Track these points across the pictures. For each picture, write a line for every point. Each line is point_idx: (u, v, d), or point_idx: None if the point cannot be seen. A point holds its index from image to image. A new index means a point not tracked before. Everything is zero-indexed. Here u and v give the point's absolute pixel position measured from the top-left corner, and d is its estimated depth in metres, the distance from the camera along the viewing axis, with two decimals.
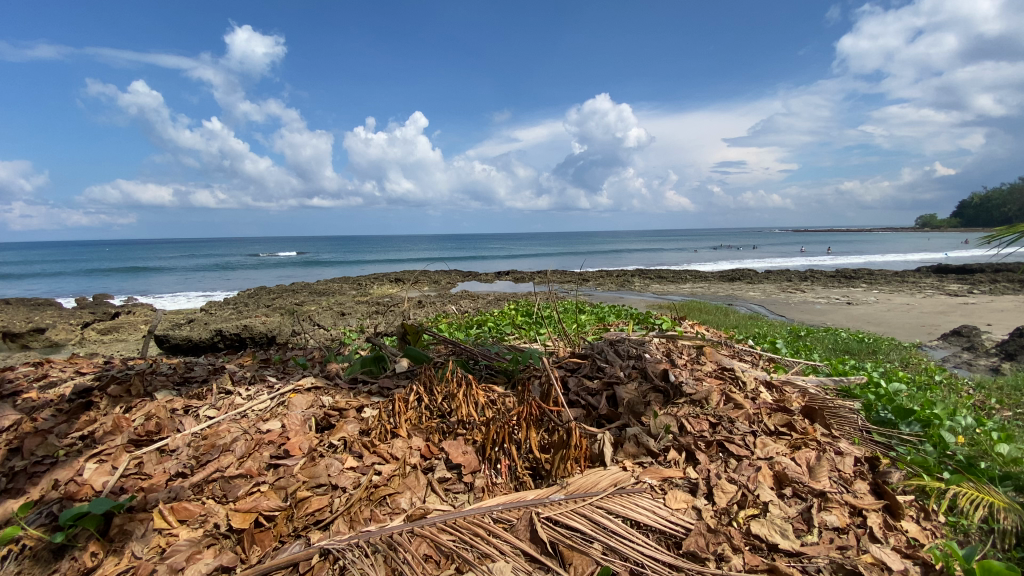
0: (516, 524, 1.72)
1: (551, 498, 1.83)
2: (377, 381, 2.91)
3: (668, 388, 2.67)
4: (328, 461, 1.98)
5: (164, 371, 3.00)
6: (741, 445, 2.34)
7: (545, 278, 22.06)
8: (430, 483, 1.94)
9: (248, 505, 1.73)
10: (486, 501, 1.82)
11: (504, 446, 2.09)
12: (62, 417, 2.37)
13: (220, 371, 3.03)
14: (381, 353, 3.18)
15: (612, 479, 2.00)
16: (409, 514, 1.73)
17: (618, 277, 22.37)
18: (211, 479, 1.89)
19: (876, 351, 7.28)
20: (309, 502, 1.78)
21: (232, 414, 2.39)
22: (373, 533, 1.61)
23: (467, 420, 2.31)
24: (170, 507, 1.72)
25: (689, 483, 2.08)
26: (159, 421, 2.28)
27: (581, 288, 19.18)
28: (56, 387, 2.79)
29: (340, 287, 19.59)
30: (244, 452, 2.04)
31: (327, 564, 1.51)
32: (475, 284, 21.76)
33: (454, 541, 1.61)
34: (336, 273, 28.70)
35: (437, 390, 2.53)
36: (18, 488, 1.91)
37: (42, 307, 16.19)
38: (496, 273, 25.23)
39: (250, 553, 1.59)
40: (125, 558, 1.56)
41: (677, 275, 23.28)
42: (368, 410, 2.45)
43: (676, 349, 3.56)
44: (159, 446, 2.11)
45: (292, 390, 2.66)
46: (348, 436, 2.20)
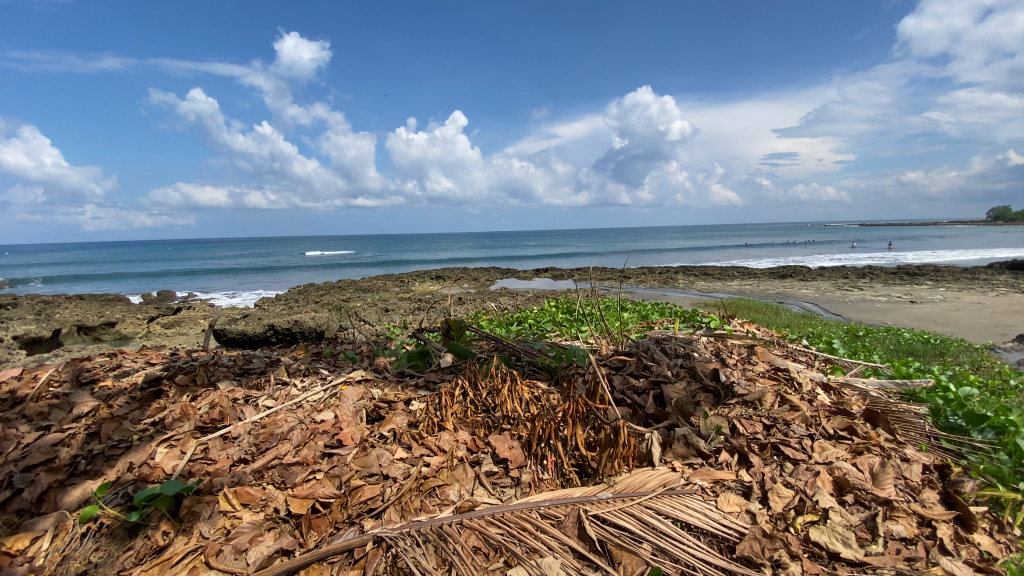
0: (564, 520, 1.71)
1: (597, 496, 1.80)
2: (422, 374, 2.97)
3: (719, 387, 2.59)
4: (379, 452, 2.03)
5: (224, 362, 3.16)
6: (798, 449, 2.24)
7: (586, 275, 21.87)
8: (477, 477, 1.95)
9: (305, 491, 1.81)
10: (533, 497, 1.81)
11: (550, 442, 2.08)
12: (135, 405, 2.54)
13: (275, 364, 3.16)
14: (426, 348, 3.27)
15: (661, 479, 1.95)
16: (457, 505, 1.76)
17: (660, 275, 21.89)
18: (270, 466, 1.98)
19: (944, 353, 6.80)
20: (362, 491, 1.83)
21: (289, 404, 2.49)
22: (423, 523, 1.64)
23: (512, 416, 2.31)
24: (234, 491, 1.82)
25: (743, 487, 2.01)
26: (222, 410, 2.41)
27: (622, 286, 18.88)
28: (129, 376, 3.00)
29: (384, 283, 20.14)
30: (300, 441, 2.12)
31: (381, 551, 1.55)
32: (514, 281, 21.91)
33: (502, 534, 1.62)
34: (378, 272, 29.48)
35: (482, 385, 2.55)
36: (97, 470, 2.06)
37: (114, 302, 17.52)
38: (534, 270, 25.27)
39: (307, 537, 1.65)
40: (194, 538, 1.65)
41: (723, 272, 22.50)
42: (415, 403, 2.51)
43: (725, 348, 3.46)
44: (222, 434, 2.22)
45: (343, 381, 2.75)
46: (396, 428, 2.25)
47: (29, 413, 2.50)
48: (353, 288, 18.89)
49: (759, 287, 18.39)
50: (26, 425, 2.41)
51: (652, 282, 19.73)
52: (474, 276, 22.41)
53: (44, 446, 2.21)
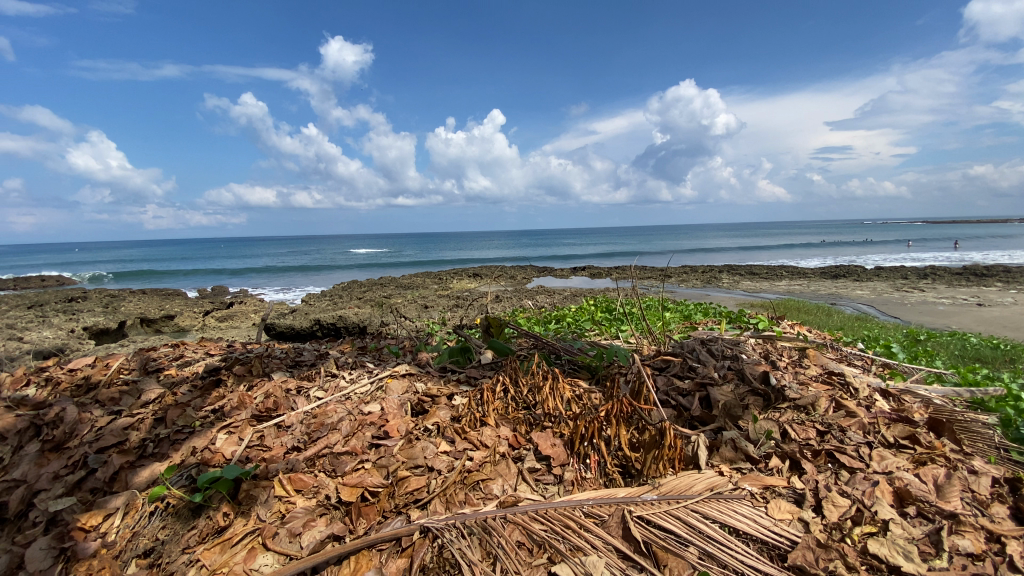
0: (608, 520, 1.69)
1: (642, 497, 1.78)
2: (463, 370, 3.01)
3: (770, 391, 2.50)
4: (423, 444, 2.08)
5: (277, 354, 3.31)
6: (854, 457, 2.14)
7: (626, 273, 21.50)
8: (520, 472, 1.96)
9: (354, 480, 1.87)
10: (576, 495, 1.80)
11: (593, 442, 2.06)
12: (196, 392, 2.69)
13: (324, 356, 3.28)
14: (467, 344, 3.31)
15: (708, 482, 1.91)
16: (501, 500, 1.77)
17: (702, 274, 21.31)
18: (321, 454, 2.05)
19: (1016, 360, 6.31)
20: (408, 481, 1.88)
21: (338, 395, 2.58)
22: (468, 516, 1.66)
23: (554, 414, 2.31)
24: (288, 477, 1.90)
25: (795, 494, 1.93)
26: (276, 400, 2.52)
27: (663, 284, 18.45)
28: (190, 365, 3.18)
29: (423, 281, 20.47)
30: (349, 431, 2.20)
31: (427, 541, 1.58)
32: (552, 279, 21.85)
33: (546, 530, 1.62)
34: (418, 270, 29.99)
35: (523, 381, 2.56)
36: (163, 452, 2.20)
37: (174, 296, 18.64)
38: (572, 269, 25.08)
39: (357, 524, 1.70)
40: (252, 520, 1.74)
41: (770, 272, 21.63)
42: (457, 398, 2.55)
43: (774, 350, 3.34)
44: (276, 422, 2.32)
45: (388, 374, 2.83)
46: (440, 421, 2.29)
47: (102, 398, 2.70)
48: (393, 285, 19.29)
49: (809, 288, 17.59)
50: (100, 409, 2.60)
51: (694, 282, 19.22)
52: (511, 274, 22.46)
53: (115, 429, 2.38)
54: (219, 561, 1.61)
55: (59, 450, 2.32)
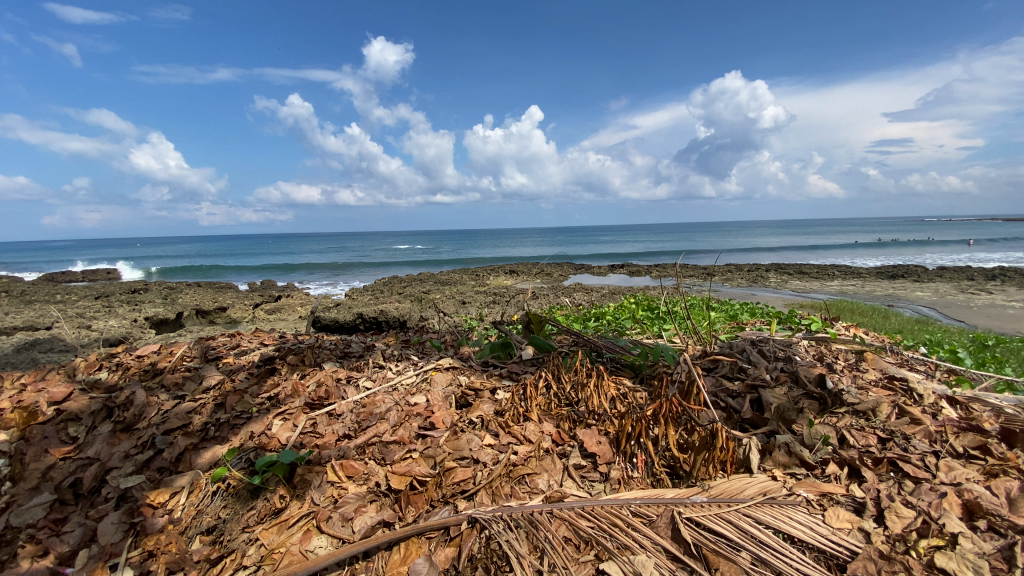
0: (657, 520, 1.66)
1: (691, 499, 1.74)
2: (505, 365, 3.03)
3: (826, 395, 2.40)
4: (469, 437, 2.10)
5: (327, 345, 3.43)
6: (919, 466, 2.01)
7: (666, 271, 21.03)
8: (566, 468, 1.95)
9: (403, 469, 1.91)
10: (623, 494, 1.78)
11: (640, 441, 2.03)
12: (253, 379, 2.82)
13: (371, 348, 3.38)
14: (508, 340, 3.32)
15: (761, 487, 1.85)
16: (547, 495, 1.77)
17: (748, 273, 20.60)
18: (371, 443, 2.11)
19: None
20: (454, 472, 1.90)
21: (386, 386, 2.65)
22: (514, 509, 1.67)
23: (599, 411, 2.29)
24: (340, 463, 1.97)
25: (854, 503, 1.84)
26: (328, 388, 2.61)
27: (706, 283, 17.95)
28: (247, 354, 3.34)
29: (461, 277, 20.70)
30: (396, 421, 2.25)
31: (475, 531, 1.60)
32: (589, 277, 21.65)
33: (593, 527, 1.61)
34: (456, 267, 30.34)
35: (566, 377, 2.55)
36: (223, 436, 2.32)
37: (225, 290, 19.65)
38: (611, 266, 24.75)
39: (406, 512, 1.74)
40: (307, 504, 1.81)
41: (820, 272, 20.64)
42: (500, 392, 2.57)
43: (829, 353, 3.20)
44: (328, 411, 2.41)
45: (433, 367, 2.88)
46: (484, 415, 2.32)
47: (167, 383, 2.87)
48: (431, 281, 19.59)
49: (864, 288, 16.69)
50: (166, 393, 2.77)
51: (738, 281, 18.57)
52: (549, 271, 22.36)
53: (180, 412, 2.53)
54: (277, 540, 1.69)
55: (130, 431, 2.49)
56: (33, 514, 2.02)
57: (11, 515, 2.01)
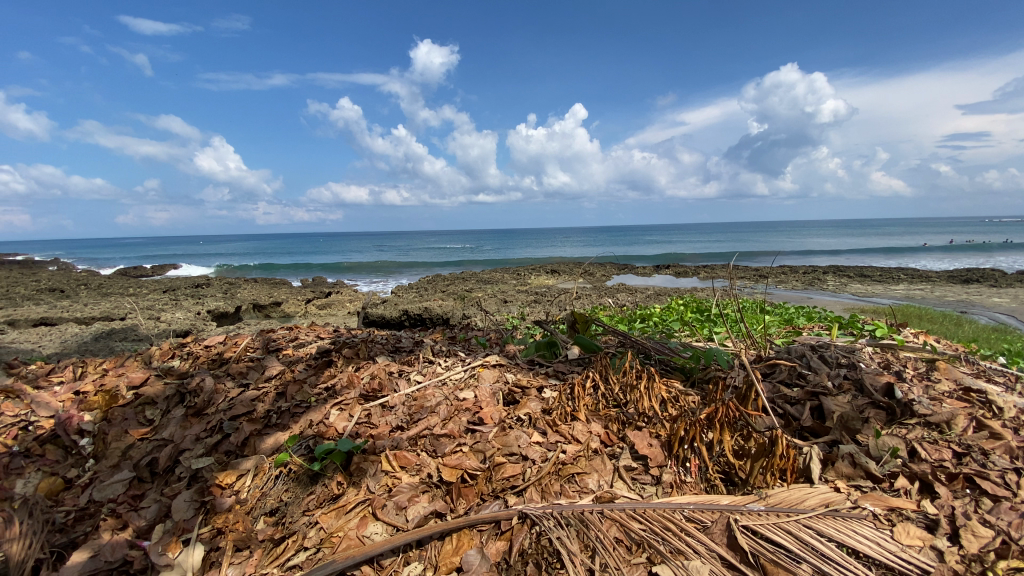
0: (711, 526, 1.62)
1: (748, 507, 1.69)
2: (551, 364, 3.03)
3: (894, 405, 2.26)
4: (517, 433, 2.12)
5: (379, 340, 3.53)
6: (999, 484, 1.86)
7: (714, 273, 20.41)
8: (616, 470, 1.94)
9: (454, 462, 1.96)
10: (675, 498, 1.75)
11: (694, 445, 1.97)
12: (311, 371, 2.95)
13: (420, 344, 3.46)
14: (553, 339, 3.32)
15: (822, 498, 1.77)
16: (597, 495, 1.77)
17: (803, 275, 19.60)
18: (422, 435, 2.17)
19: None
20: (504, 468, 1.93)
21: (435, 380, 2.71)
22: (564, 507, 1.67)
23: (649, 414, 2.25)
24: (393, 454, 2.03)
25: (925, 519, 1.73)
26: (381, 381, 2.70)
27: (757, 284, 17.24)
28: (304, 347, 3.50)
29: (504, 276, 20.80)
30: (446, 415, 2.30)
31: (526, 527, 1.62)
32: (632, 277, 21.25)
33: (645, 530, 1.59)
34: (498, 266, 30.51)
35: (615, 378, 2.52)
36: (284, 423, 2.44)
37: (280, 285, 20.65)
38: (656, 267, 24.18)
39: (457, 504, 1.78)
40: (363, 491, 1.88)
41: (883, 275, 19.46)
42: (547, 391, 2.57)
43: (896, 360, 3.01)
44: (381, 402, 2.49)
45: (480, 364, 2.92)
46: (531, 412, 2.33)
47: (233, 371, 3.05)
48: (474, 279, 19.83)
49: (933, 293, 15.56)
50: (232, 381, 2.95)
51: (793, 283, 17.77)
52: (591, 270, 22.16)
53: (245, 399, 2.68)
54: (336, 524, 1.77)
55: (200, 415, 2.66)
56: (114, 489, 2.20)
57: (95, 490, 2.20)
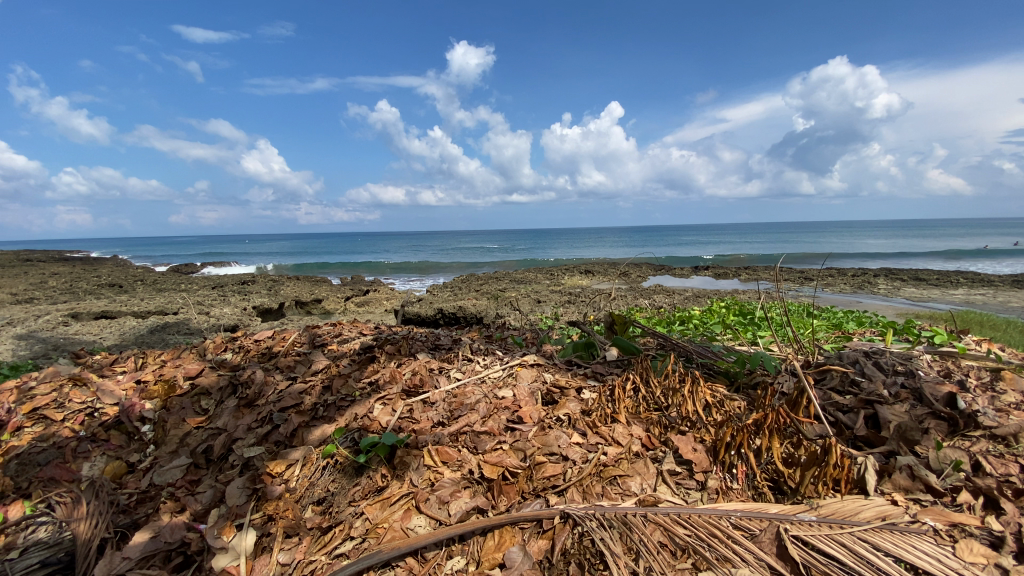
0: (760, 535, 1.58)
1: (798, 516, 1.64)
2: (589, 364, 3.01)
3: (957, 415, 2.14)
4: (557, 433, 2.12)
5: (419, 337, 3.61)
6: None
7: (755, 276, 19.78)
8: (660, 473, 1.91)
9: (495, 459, 1.98)
10: (722, 504, 1.71)
11: (741, 451, 1.92)
12: (355, 365, 3.04)
13: (459, 342, 3.51)
14: (592, 339, 3.30)
15: (878, 511, 1.69)
16: (640, 498, 1.75)
17: (852, 278, 18.70)
18: (463, 431, 2.20)
19: None
20: (545, 467, 1.93)
21: (475, 378, 2.75)
22: (607, 509, 1.66)
23: (693, 418, 2.21)
24: (435, 449, 2.07)
25: (990, 536, 1.63)
26: (422, 377, 2.75)
27: (801, 286, 16.57)
28: (348, 342, 3.61)
29: (538, 276, 20.78)
30: (486, 413, 2.33)
31: (568, 527, 1.62)
32: (669, 279, 20.83)
33: (690, 536, 1.56)
34: (532, 266, 30.49)
35: (656, 381, 2.48)
36: (330, 416, 2.53)
37: (320, 283, 21.26)
38: (694, 268, 23.61)
39: (499, 501, 1.79)
40: (406, 484, 1.93)
41: (940, 279, 18.37)
42: (586, 392, 2.56)
43: (957, 369, 2.84)
44: (423, 398, 2.54)
45: (519, 363, 2.93)
46: (571, 413, 2.32)
47: (282, 365, 3.18)
48: (508, 279, 19.88)
49: (998, 299, 14.52)
50: (281, 374, 3.07)
51: (841, 287, 16.98)
52: (627, 271, 21.83)
53: (293, 392, 2.78)
54: (381, 516, 1.82)
55: (251, 405, 2.78)
56: (173, 474, 2.34)
57: (156, 474, 2.34)
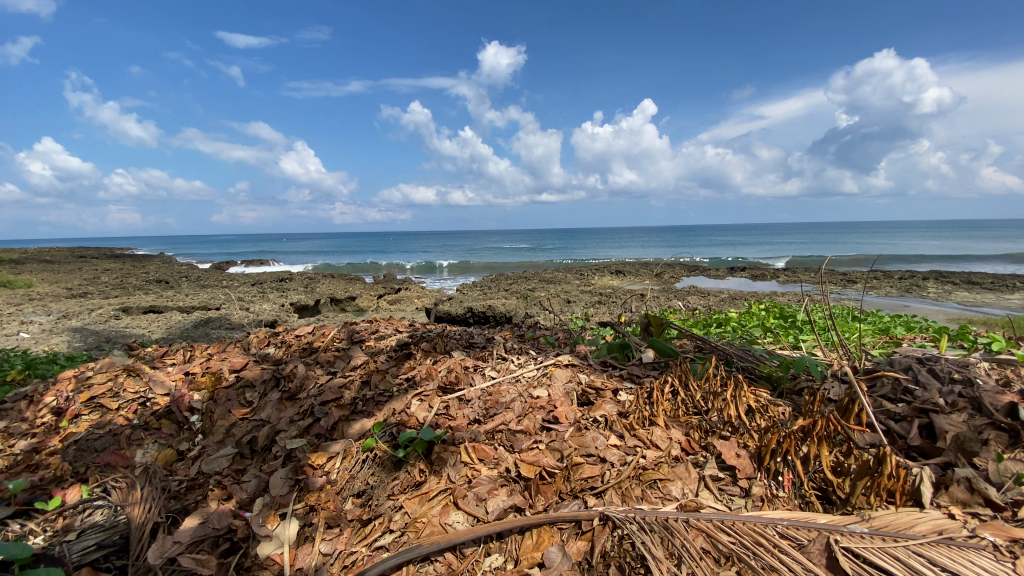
0: (808, 545, 1.52)
1: (848, 528, 1.58)
2: (625, 366, 2.98)
3: (1020, 427, 2.00)
4: (594, 434, 2.11)
5: (453, 335, 3.64)
6: None
7: (794, 278, 19.15)
8: (702, 479, 1.87)
9: (532, 459, 1.98)
10: (767, 512, 1.66)
11: (787, 458, 1.86)
12: (392, 362, 3.09)
13: (493, 340, 3.52)
14: (627, 341, 3.26)
15: (935, 525, 1.61)
16: (681, 503, 1.72)
17: (899, 281, 17.85)
18: (499, 429, 2.21)
19: None
20: (582, 468, 1.92)
21: (510, 377, 2.75)
22: (647, 513, 1.64)
23: (735, 423, 2.15)
24: (472, 446, 2.09)
25: None
26: (458, 375, 2.78)
27: (844, 289, 15.92)
28: (384, 339, 3.67)
29: (568, 276, 20.68)
30: (521, 412, 2.33)
31: (607, 529, 1.61)
32: (703, 280, 20.38)
33: (734, 543, 1.52)
34: (562, 266, 30.38)
35: (696, 385, 2.42)
36: (369, 411, 2.58)
37: (354, 281, 21.73)
38: (728, 270, 23.02)
39: (536, 500, 1.79)
40: (444, 480, 1.95)
41: (996, 282, 17.34)
42: (623, 393, 2.53)
43: (1021, 378, 2.67)
44: (459, 395, 2.57)
45: (553, 363, 2.92)
46: (607, 415, 2.30)
47: (322, 359, 3.27)
48: (538, 279, 19.86)
49: None
50: (321, 369, 3.16)
51: (887, 290, 16.24)
52: (659, 271, 21.47)
53: (333, 386, 2.86)
54: (419, 510, 1.85)
55: (293, 398, 2.87)
56: (220, 463, 2.44)
57: (204, 463, 2.45)
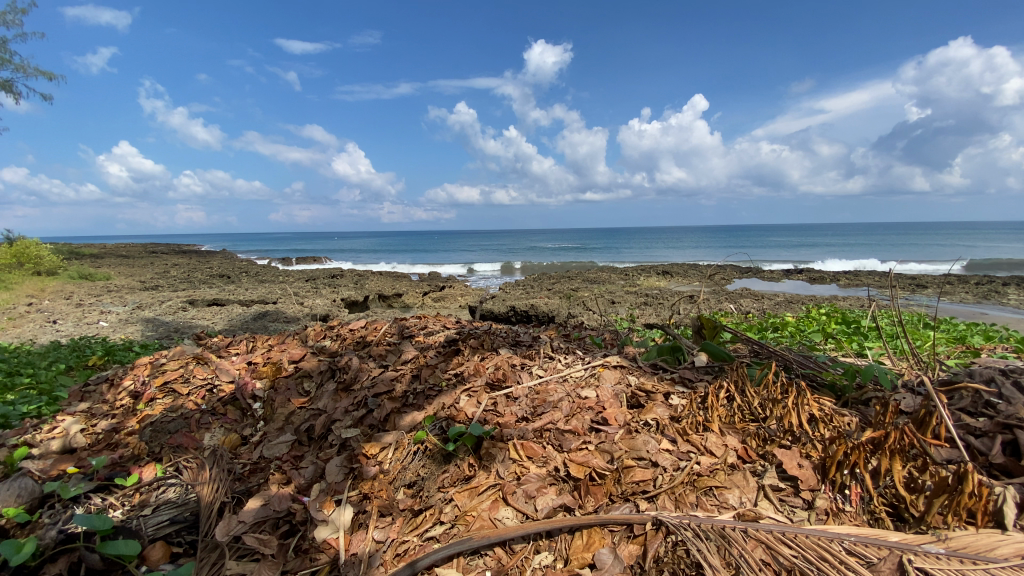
0: (878, 563, 1.44)
1: (923, 547, 1.47)
2: (676, 369, 2.90)
3: None
4: (645, 438, 2.07)
5: (500, 333, 3.67)
6: None
7: (856, 282, 18.03)
8: (761, 488, 1.81)
9: (581, 459, 1.97)
10: (832, 526, 1.59)
11: (855, 471, 1.76)
12: (441, 357, 3.16)
13: (539, 339, 3.52)
14: (677, 344, 3.17)
15: (1020, 548, 1.48)
16: (739, 512, 1.67)
17: (979, 287, 16.45)
18: (547, 428, 2.21)
19: None
20: (633, 471, 1.89)
21: (557, 376, 2.75)
22: (702, 520, 1.59)
23: (796, 432, 2.06)
24: (521, 444, 2.10)
25: None
26: (506, 372, 2.80)
27: (913, 295, 14.85)
28: (433, 335, 3.75)
29: (612, 276, 20.37)
30: (569, 412, 2.33)
31: (660, 534, 1.58)
32: (755, 283, 19.57)
33: (797, 556, 1.46)
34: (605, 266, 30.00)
35: (753, 391, 2.34)
36: (419, 404, 2.64)
37: (401, 279, 22.26)
38: (783, 272, 21.96)
39: (586, 501, 1.79)
40: (493, 475, 1.98)
41: None
42: (674, 397, 2.47)
43: None
44: (507, 393, 2.59)
45: (601, 364, 2.89)
46: (659, 418, 2.25)
47: (375, 353, 3.38)
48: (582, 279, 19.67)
49: None
50: (374, 362, 3.27)
51: (964, 296, 15.00)
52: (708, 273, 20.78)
53: (385, 379, 2.95)
54: (469, 504, 1.88)
55: (348, 389, 2.99)
56: (280, 449, 2.56)
57: (266, 447, 2.58)
